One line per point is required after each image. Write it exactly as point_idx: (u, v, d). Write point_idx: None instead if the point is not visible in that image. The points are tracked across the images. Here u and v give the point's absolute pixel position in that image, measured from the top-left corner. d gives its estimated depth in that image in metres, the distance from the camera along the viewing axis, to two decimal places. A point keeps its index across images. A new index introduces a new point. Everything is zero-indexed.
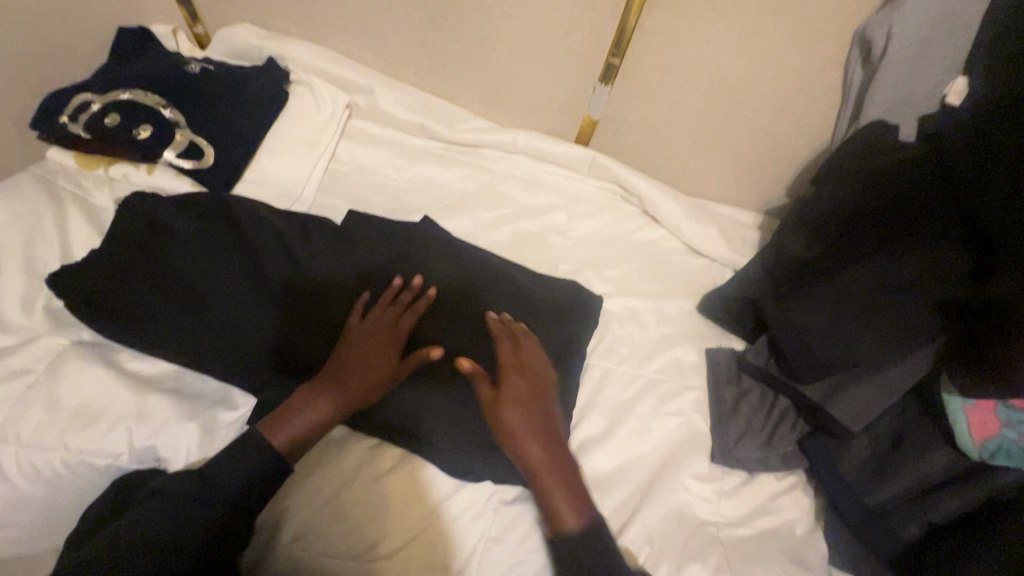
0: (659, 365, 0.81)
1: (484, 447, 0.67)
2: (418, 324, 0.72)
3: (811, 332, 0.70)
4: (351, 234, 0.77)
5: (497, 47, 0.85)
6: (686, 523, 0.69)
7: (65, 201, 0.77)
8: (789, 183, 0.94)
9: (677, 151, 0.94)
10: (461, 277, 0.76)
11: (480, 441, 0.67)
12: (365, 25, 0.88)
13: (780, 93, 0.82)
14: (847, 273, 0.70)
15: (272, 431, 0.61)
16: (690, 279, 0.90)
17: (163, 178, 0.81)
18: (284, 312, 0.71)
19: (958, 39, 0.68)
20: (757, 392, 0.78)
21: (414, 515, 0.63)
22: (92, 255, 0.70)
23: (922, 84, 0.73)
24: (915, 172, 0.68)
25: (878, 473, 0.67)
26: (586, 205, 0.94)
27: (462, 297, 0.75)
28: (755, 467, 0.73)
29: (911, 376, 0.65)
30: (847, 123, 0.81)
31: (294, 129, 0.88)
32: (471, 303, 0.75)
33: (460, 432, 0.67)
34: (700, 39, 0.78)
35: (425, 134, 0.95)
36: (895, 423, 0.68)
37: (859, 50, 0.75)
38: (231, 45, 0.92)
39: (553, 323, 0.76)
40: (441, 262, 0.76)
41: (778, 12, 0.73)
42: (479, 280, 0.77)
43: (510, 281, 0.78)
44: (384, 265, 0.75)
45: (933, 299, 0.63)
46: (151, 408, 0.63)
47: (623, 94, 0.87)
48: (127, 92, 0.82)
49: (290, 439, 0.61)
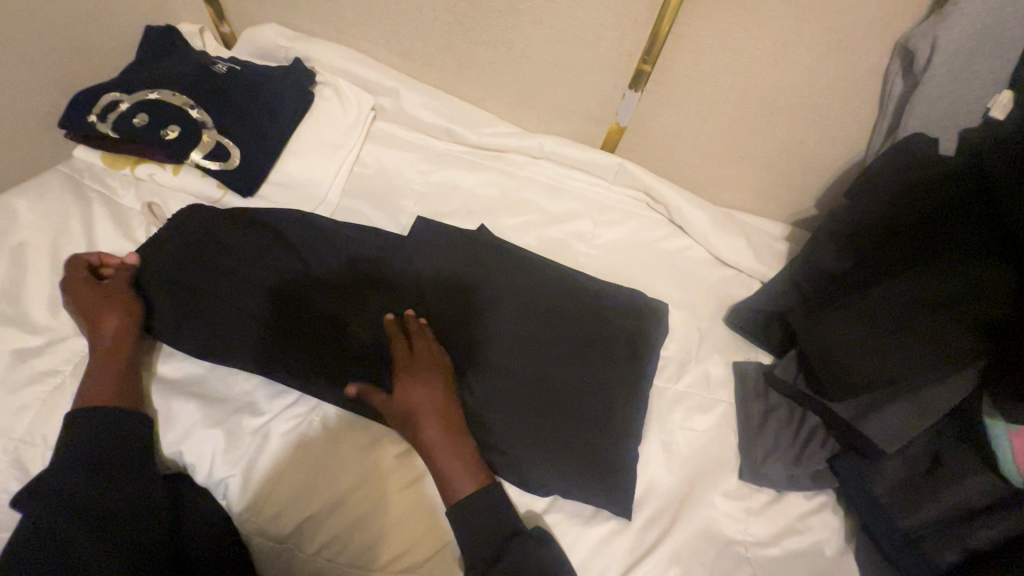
0: (688, 379, 0.79)
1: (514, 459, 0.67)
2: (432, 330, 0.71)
3: (841, 350, 0.69)
4: (389, 240, 0.78)
5: (525, 51, 0.84)
6: (713, 541, 0.68)
7: (92, 200, 0.77)
8: (820, 194, 0.92)
9: (705, 159, 0.93)
10: (471, 283, 0.75)
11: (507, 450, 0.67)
12: (392, 27, 0.87)
13: (815, 103, 0.80)
14: (881, 290, 0.68)
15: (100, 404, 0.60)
16: (717, 290, 0.89)
17: (188, 178, 0.81)
18: (308, 317, 0.70)
19: (1005, 51, 0.66)
20: (785, 408, 0.77)
21: (438, 528, 0.63)
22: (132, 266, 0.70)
23: (966, 96, 0.71)
24: (954, 188, 0.67)
25: (914, 496, 0.65)
26: (612, 213, 0.92)
27: (479, 304, 0.73)
28: (783, 485, 0.71)
29: (950, 398, 0.63)
30: (884, 135, 0.79)
31: (320, 131, 0.88)
32: (487, 310, 0.73)
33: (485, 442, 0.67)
34: (735, 46, 0.76)
35: (449, 137, 0.94)
36: (931, 446, 0.67)
37: (900, 61, 0.73)
38: (256, 44, 0.91)
39: (588, 323, 0.75)
40: (461, 269, 0.76)
41: (817, 22, 0.71)
42: (500, 287, 0.75)
43: (524, 287, 0.76)
44: (401, 272, 0.75)
45: (971, 321, 0.61)
46: (177, 413, 0.64)
47: (652, 100, 0.86)
48: (156, 92, 0.81)
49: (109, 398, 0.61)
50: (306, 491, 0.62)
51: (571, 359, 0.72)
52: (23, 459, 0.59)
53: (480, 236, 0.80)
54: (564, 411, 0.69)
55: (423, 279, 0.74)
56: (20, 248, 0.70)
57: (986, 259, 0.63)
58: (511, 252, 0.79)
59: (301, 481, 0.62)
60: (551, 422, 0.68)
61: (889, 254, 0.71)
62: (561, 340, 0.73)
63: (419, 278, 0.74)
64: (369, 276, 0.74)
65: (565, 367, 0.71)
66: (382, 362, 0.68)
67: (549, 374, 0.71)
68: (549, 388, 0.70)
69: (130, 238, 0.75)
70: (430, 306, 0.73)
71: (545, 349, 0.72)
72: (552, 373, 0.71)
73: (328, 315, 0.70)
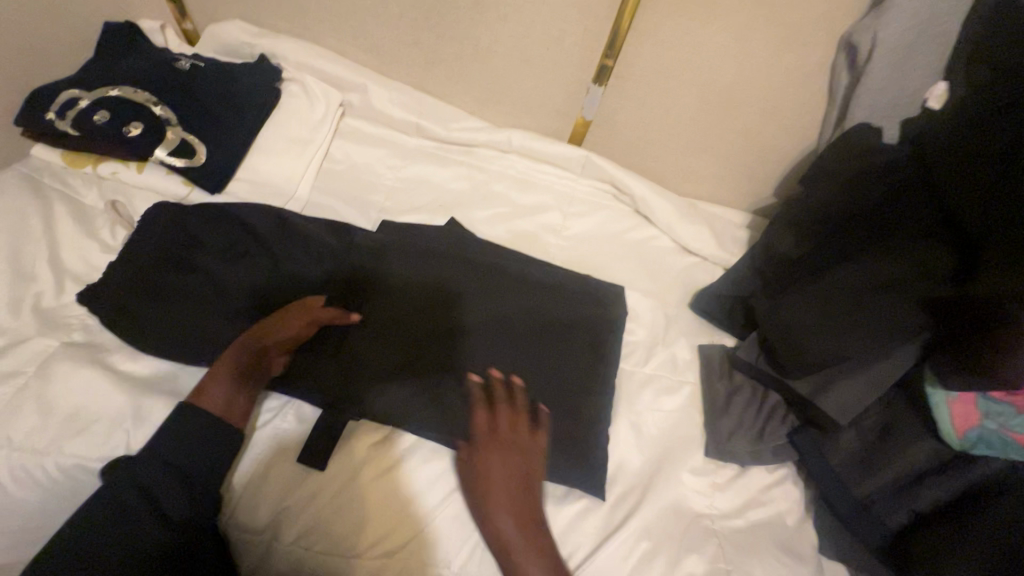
0: (656, 363, 0.82)
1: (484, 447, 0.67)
2: (400, 329, 0.72)
3: (800, 331, 0.72)
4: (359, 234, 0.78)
5: (491, 47, 0.86)
6: (682, 516, 0.70)
7: (52, 199, 0.75)
8: (777, 183, 0.96)
9: (668, 151, 0.96)
10: (443, 282, 0.76)
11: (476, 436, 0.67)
12: (358, 23, 0.87)
13: (769, 95, 0.84)
14: (836, 272, 0.72)
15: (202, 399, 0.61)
16: (683, 277, 0.92)
17: (152, 176, 0.80)
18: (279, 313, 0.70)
19: (938, 44, 0.71)
20: (749, 387, 0.80)
21: (415, 513, 0.64)
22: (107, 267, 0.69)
23: (906, 87, 0.75)
24: (901, 178, 0.71)
25: (867, 464, 0.69)
26: (580, 204, 0.95)
27: (455, 304, 0.75)
28: (746, 460, 0.75)
29: (896, 370, 0.67)
30: (833, 125, 0.83)
31: (287, 127, 0.88)
32: (462, 309, 0.74)
33: (448, 431, 0.67)
34: (692, 41, 0.79)
35: (419, 132, 0.95)
36: (882, 416, 0.70)
37: (844, 54, 0.77)
38: (221, 41, 0.91)
39: (563, 314, 0.78)
40: (435, 268, 0.77)
41: (768, 17, 0.74)
42: (473, 282, 0.77)
43: (497, 284, 0.77)
44: (374, 272, 0.75)
45: (917, 298, 0.64)
46: (147, 411, 0.62)
47: (616, 94, 0.88)
48: (117, 89, 0.80)
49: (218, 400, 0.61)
50: (283, 482, 0.63)
51: (543, 353, 0.74)
52: None
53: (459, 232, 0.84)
54: (532, 400, 0.70)
55: (396, 279, 0.75)
56: None
57: (932, 241, 0.66)
58: (488, 249, 0.83)
59: (280, 474, 0.63)
60: (527, 411, 0.70)
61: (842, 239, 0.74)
62: (535, 331, 0.75)
63: (395, 277, 0.75)
64: (337, 277, 0.74)
65: (536, 358, 0.73)
66: (359, 362, 0.69)
67: (524, 363, 0.72)
68: (523, 376, 0.72)
69: (93, 237, 0.74)
70: (399, 305, 0.73)
71: (520, 340, 0.74)
72: (524, 366, 0.72)
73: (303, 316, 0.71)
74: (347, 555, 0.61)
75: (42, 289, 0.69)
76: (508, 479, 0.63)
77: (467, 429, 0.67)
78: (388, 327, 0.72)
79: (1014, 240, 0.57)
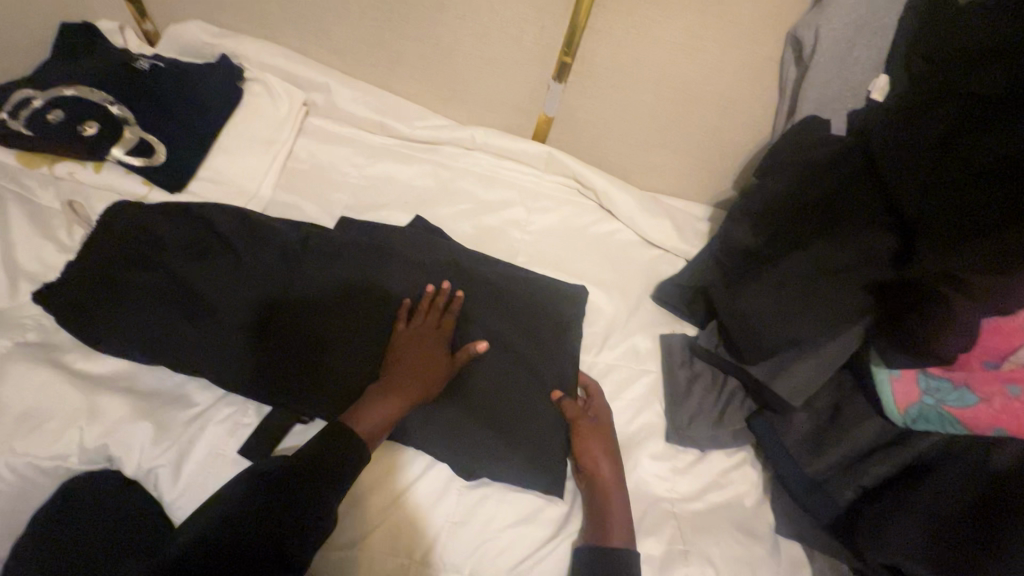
0: (617, 353, 0.84)
1: (449, 439, 0.67)
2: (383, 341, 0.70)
3: (757, 317, 0.74)
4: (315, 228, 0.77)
5: (452, 46, 0.87)
6: (643, 500, 0.72)
7: (6, 198, 0.75)
8: (735, 177, 0.99)
9: (630, 147, 0.98)
10: (423, 288, 0.75)
11: (444, 429, 0.68)
12: (320, 24, 0.88)
13: (723, 91, 0.86)
14: (791, 260, 0.75)
15: (355, 421, 0.61)
16: (646, 269, 0.94)
17: (111, 175, 0.79)
18: (233, 313, 0.69)
19: (879, 40, 0.75)
20: (709, 374, 0.82)
21: (378, 503, 0.65)
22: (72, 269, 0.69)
23: (850, 81, 0.78)
24: (846, 168, 0.74)
25: (818, 444, 0.71)
26: (544, 200, 0.96)
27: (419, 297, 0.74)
28: (705, 444, 0.76)
29: (842, 351, 0.69)
30: (785, 119, 0.86)
31: (249, 127, 0.88)
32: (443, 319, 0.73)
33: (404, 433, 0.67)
34: (648, 38, 0.81)
35: (384, 131, 0.96)
36: (832, 397, 0.72)
37: (792, 50, 0.80)
38: (182, 42, 0.91)
39: (529, 307, 0.79)
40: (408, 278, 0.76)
41: (717, 14, 0.77)
42: (445, 281, 0.77)
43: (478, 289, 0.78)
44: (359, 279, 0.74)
45: (860, 282, 0.68)
46: (104, 405, 0.61)
47: (576, 91, 0.90)
48: (72, 88, 0.79)
49: (369, 428, 0.61)
50: None
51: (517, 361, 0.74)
52: None
53: (424, 242, 0.81)
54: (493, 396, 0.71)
55: (358, 288, 0.73)
56: None
57: (875, 225, 0.70)
58: (452, 251, 0.81)
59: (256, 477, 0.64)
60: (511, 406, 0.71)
61: (795, 228, 0.76)
62: (500, 326, 0.76)
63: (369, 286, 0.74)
64: (301, 284, 0.72)
65: (513, 363, 0.73)
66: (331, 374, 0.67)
67: (491, 354, 0.73)
68: (490, 364, 0.73)
69: (50, 237, 0.73)
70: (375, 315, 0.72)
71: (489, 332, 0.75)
72: (494, 363, 0.73)
73: (268, 313, 0.70)
74: None
75: None
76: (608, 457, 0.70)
77: (439, 423, 0.68)
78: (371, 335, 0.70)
79: (945, 221, 0.61)
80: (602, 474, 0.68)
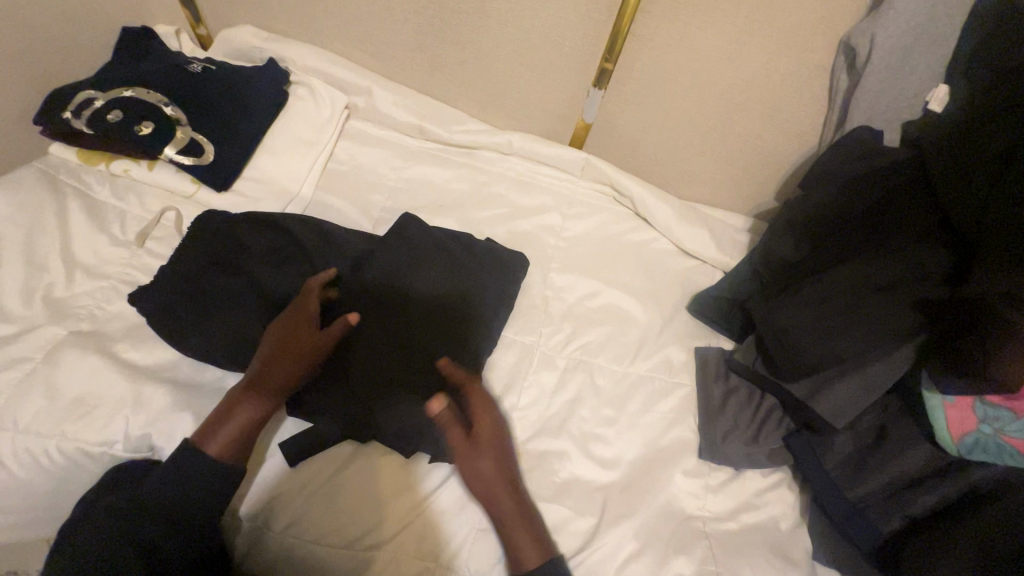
0: (650, 364, 0.82)
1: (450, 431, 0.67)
2: (376, 344, 0.69)
3: (797, 333, 0.71)
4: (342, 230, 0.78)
5: (493, 50, 0.87)
6: (674, 518, 0.70)
7: (67, 194, 0.78)
8: (778, 188, 0.96)
9: (669, 155, 0.96)
10: (438, 290, 0.75)
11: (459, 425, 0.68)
12: (365, 28, 0.90)
13: (770, 99, 0.84)
14: (833, 274, 0.72)
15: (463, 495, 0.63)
16: (682, 279, 0.92)
17: (163, 174, 0.82)
18: (267, 306, 0.70)
19: (939, 48, 0.71)
20: (744, 390, 0.79)
21: (406, 504, 0.65)
22: (161, 272, 0.70)
23: (906, 90, 0.75)
24: (904, 178, 0.71)
25: (861, 468, 0.68)
26: (579, 206, 0.95)
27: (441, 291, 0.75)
28: (740, 462, 0.74)
29: (891, 374, 0.66)
30: (833, 129, 0.83)
31: (293, 129, 0.90)
32: (464, 323, 0.73)
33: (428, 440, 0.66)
34: (693, 45, 0.80)
35: (422, 135, 0.97)
36: (878, 419, 0.69)
37: (844, 58, 0.77)
38: (233, 46, 0.94)
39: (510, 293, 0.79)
40: (441, 280, 0.76)
41: (766, 21, 0.75)
42: (465, 284, 0.76)
43: (489, 295, 0.77)
44: (384, 282, 0.73)
45: (910, 298, 0.65)
46: (148, 397, 0.63)
47: (615, 97, 0.89)
48: (131, 90, 0.83)
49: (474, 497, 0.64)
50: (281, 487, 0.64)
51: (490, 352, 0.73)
52: None
53: (449, 242, 0.80)
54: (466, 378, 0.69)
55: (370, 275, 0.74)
56: None
57: (930, 242, 0.67)
58: (472, 247, 0.81)
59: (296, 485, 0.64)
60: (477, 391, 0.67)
61: (840, 242, 0.75)
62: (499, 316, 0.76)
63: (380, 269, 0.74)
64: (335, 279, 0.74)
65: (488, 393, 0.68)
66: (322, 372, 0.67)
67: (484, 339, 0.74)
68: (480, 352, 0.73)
69: (105, 232, 0.77)
70: (378, 319, 0.71)
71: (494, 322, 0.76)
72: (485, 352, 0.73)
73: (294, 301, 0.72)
74: (337, 549, 0.62)
75: (54, 280, 0.71)
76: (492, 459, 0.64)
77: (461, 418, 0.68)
78: (367, 339, 0.70)
79: (1005, 240, 0.58)
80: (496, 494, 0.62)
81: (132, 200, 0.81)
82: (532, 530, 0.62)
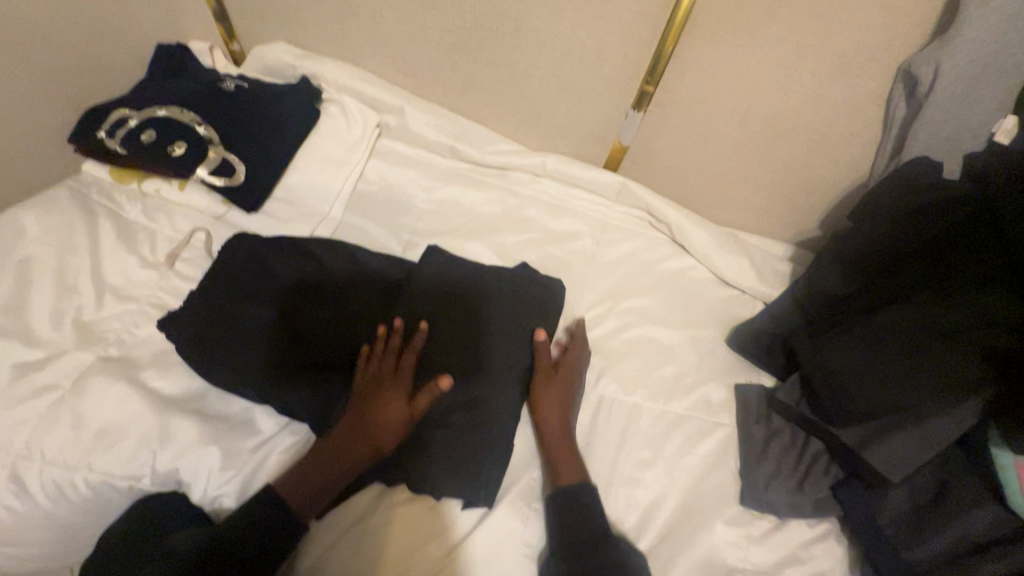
0: (688, 402, 0.78)
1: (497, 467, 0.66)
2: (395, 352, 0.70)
3: (850, 377, 0.67)
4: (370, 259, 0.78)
5: (529, 71, 0.85)
6: (714, 570, 0.67)
7: (99, 215, 0.78)
8: (824, 215, 0.91)
9: (709, 180, 0.93)
10: (457, 325, 0.73)
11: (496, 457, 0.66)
12: (399, 46, 0.88)
13: (819, 127, 0.80)
14: (888, 315, 0.67)
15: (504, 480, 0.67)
16: (721, 310, 0.88)
17: (193, 195, 0.81)
18: (283, 327, 0.68)
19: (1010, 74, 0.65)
20: (788, 432, 0.75)
21: (433, 554, 0.62)
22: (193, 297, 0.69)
23: (969, 120, 0.70)
24: (966, 212, 0.65)
25: (919, 528, 0.65)
26: (614, 231, 0.92)
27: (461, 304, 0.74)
28: (784, 512, 0.70)
29: (955, 431, 0.62)
30: (888, 157, 0.79)
31: (325, 148, 0.88)
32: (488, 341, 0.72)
33: (458, 479, 0.64)
34: (738, 71, 0.76)
35: (454, 155, 0.95)
36: (936, 476, 0.66)
37: (903, 85, 0.72)
38: (266, 63, 0.93)
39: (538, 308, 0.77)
40: (464, 316, 0.73)
41: (819, 47, 0.71)
42: (489, 321, 0.74)
43: (514, 315, 0.75)
44: (408, 294, 0.74)
45: (979, 350, 0.60)
46: (175, 430, 0.62)
47: (655, 122, 0.86)
48: (164, 109, 0.83)
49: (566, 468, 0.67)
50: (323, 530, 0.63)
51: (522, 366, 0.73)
52: (21, 474, 0.59)
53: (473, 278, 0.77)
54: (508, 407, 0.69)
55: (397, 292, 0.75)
56: (26, 261, 0.71)
57: (992, 287, 0.62)
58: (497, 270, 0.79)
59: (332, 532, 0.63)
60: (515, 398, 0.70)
61: (893, 279, 0.70)
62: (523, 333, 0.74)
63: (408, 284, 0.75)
64: (361, 303, 0.73)
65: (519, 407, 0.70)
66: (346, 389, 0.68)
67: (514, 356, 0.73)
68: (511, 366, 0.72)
69: (135, 254, 0.76)
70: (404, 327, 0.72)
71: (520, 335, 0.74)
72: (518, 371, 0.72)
73: (313, 314, 0.70)
74: None
75: (83, 303, 0.70)
76: (563, 410, 0.71)
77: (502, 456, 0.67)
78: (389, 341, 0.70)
79: None
80: (548, 427, 0.70)
81: (162, 220, 0.80)
82: (580, 465, 0.68)
